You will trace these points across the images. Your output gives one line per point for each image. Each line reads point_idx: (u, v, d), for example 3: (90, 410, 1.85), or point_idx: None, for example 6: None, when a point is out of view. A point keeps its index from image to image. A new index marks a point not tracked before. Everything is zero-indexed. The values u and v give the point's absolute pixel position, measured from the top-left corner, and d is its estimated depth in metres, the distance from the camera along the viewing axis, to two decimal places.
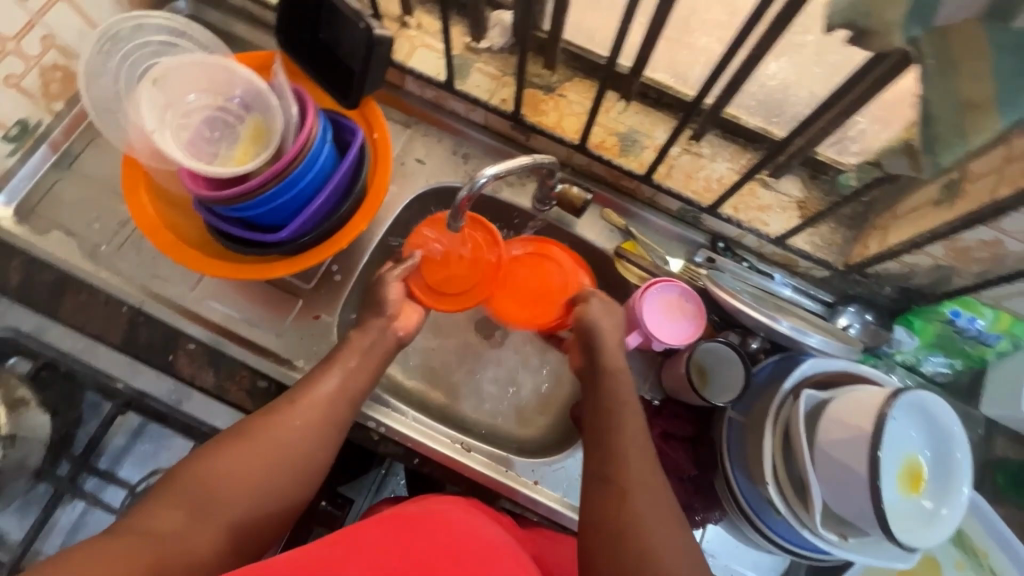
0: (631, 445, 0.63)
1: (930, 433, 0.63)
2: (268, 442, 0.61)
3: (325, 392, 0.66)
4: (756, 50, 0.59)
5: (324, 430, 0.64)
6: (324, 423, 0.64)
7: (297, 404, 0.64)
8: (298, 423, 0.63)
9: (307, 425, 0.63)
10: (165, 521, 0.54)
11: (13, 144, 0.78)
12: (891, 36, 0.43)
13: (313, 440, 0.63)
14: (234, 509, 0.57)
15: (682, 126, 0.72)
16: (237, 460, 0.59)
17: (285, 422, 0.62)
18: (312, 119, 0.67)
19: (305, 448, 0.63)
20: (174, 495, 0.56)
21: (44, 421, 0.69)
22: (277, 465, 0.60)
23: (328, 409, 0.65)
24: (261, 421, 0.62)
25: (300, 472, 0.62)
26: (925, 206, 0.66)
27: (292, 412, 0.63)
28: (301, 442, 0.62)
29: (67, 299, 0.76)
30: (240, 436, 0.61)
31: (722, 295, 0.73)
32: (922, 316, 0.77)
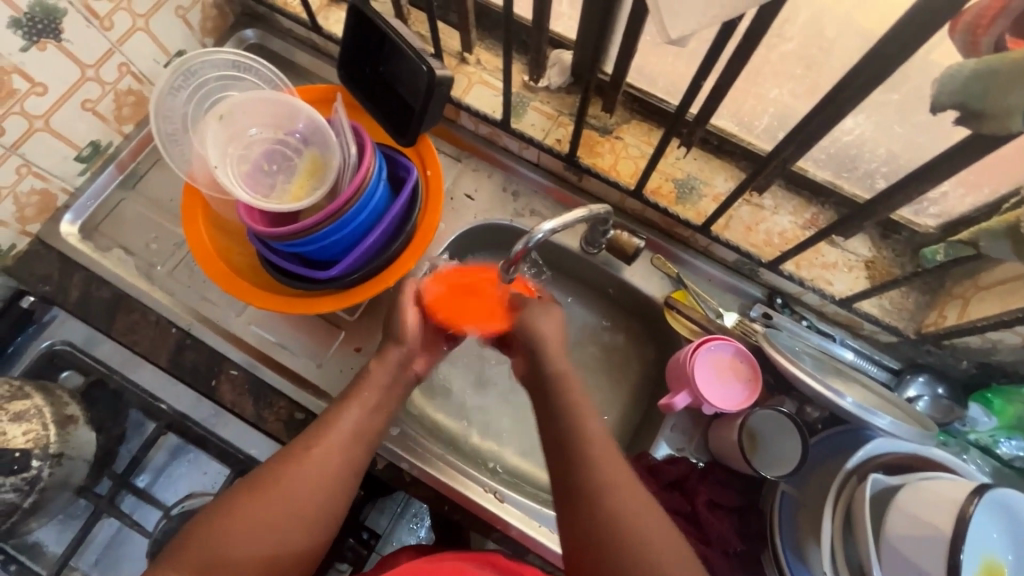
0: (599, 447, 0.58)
1: (1014, 537, 0.57)
2: (276, 489, 0.57)
3: (342, 434, 0.62)
4: (837, 110, 0.56)
5: (333, 470, 0.60)
6: (339, 464, 0.60)
7: (311, 448, 0.60)
8: (311, 472, 0.59)
9: (320, 476, 0.59)
10: None
11: (84, 164, 0.82)
12: (1009, 121, 0.38)
13: (328, 489, 0.59)
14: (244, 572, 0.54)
15: (750, 183, 0.70)
16: (244, 514, 0.55)
17: (297, 472, 0.58)
18: (369, 158, 0.66)
19: (321, 497, 0.58)
20: (187, 556, 0.54)
21: (90, 439, 0.70)
22: (295, 521, 0.57)
23: (347, 453, 0.61)
24: (274, 470, 0.58)
25: (311, 518, 0.58)
26: (1015, 282, 0.61)
27: (309, 457, 0.59)
28: (312, 483, 0.59)
29: (120, 317, 0.78)
30: (253, 487, 0.57)
31: (781, 361, 0.68)
32: (1003, 396, 0.71)
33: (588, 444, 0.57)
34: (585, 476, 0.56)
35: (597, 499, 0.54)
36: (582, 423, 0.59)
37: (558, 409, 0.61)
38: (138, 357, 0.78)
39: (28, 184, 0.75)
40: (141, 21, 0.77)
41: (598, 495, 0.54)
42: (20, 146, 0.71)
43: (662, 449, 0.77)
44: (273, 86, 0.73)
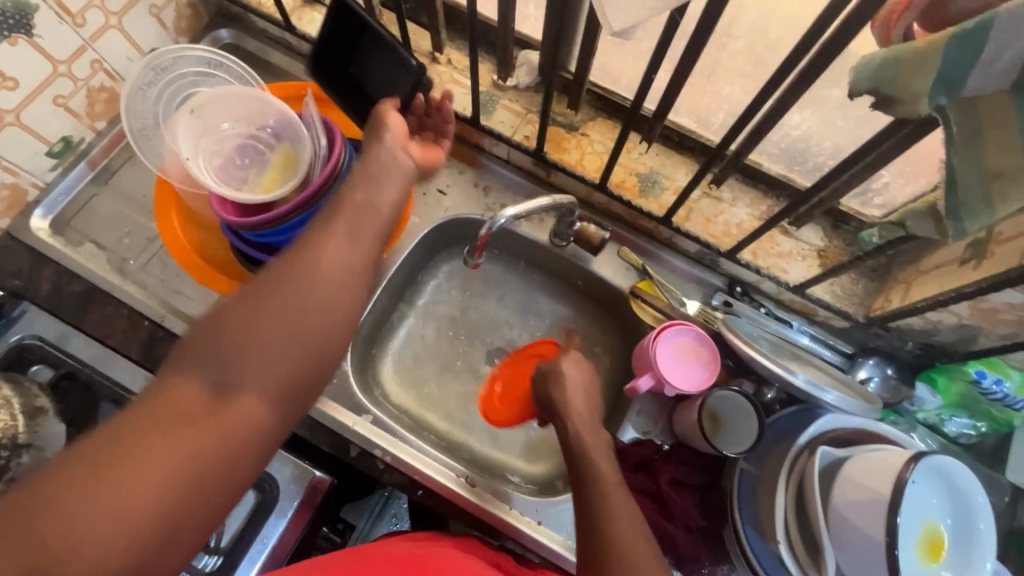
0: (613, 487, 0.57)
1: (953, 502, 0.60)
2: (284, 346, 0.45)
3: (347, 239, 0.51)
4: (780, 103, 0.60)
5: (343, 270, 0.49)
6: (341, 270, 0.49)
7: (322, 247, 0.49)
8: (322, 284, 0.47)
9: (333, 286, 0.48)
10: (165, 418, 0.40)
11: (56, 159, 0.82)
12: (917, 104, 0.40)
13: (348, 289, 0.49)
14: (262, 375, 0.43)
15: (704, 172, 0.73)
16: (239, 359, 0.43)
17: (303, 284, 0.47)
18: (338, 151, 0.68)
19: (343, 292, 0.48)
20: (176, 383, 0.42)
21: (60, 430, 0.70)
22: (317, 306, 0.47)
23: (355, 268, 0.50)
24: (270, 279, 0.47)
25: (295, 351, 0.45)
26: (950, 265, 0.66)
27: (308, 270, 0.48)
28: (310, 279, 0.47)
29: (92, 310, 0.79)
30: (250, 300, 0.46)
31: (738, 343, 0.71)
32: (945, 374, 0.75)
33: (602, 481, 0.57)
34: (600, 519, 0.54)
35: (606, 545, 0.53)
36: (598, 462, 0.59)
37: (581, 442, 0.62)
38: (110, 350, 0.78)
39: None
40: (114, 18, 0.78)
41: (610, 545, 0.53)
42: None
43: (629, 432, 0.79)
44: (245, 82, 0.75)
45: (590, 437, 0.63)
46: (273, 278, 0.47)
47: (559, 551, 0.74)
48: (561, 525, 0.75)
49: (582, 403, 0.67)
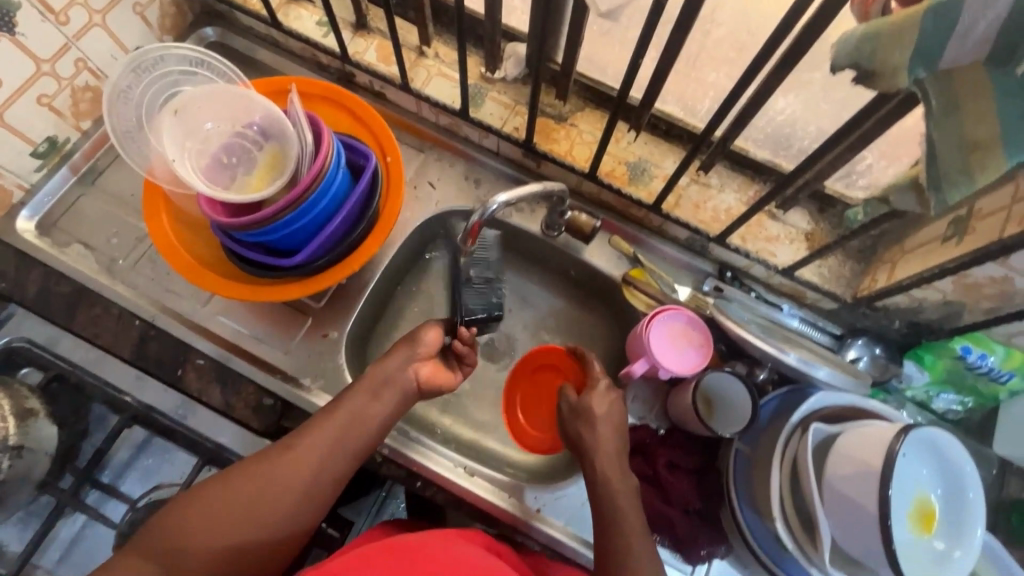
0: (623, 497, 0.64)
1: (941, 472, 0.62)
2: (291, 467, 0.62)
3: (332, 435, 0.65)
4: (764, 87, 0.61)
5: (307, 469, 0.62)
6: (310, 470, 0.62)
7: (337, 411, 0.67)
8: (311, 470, 0.62)
9: (332, 450, 0.64)
10: (192, 524, 0.57)
11: (41, 160, 0.81)
12: (897, 78, 0.41)
13: (342, 465, 0.65)
14: (265, 506, 0.60)
15: (691, 158, 0.74)
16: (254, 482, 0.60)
17: (304, 452, 0.63)
18: (327, 147, 0.67)
19: (343, 460, 0.65)
20: (207, 499, 0.59)
21: (52, 432, 0.69)
22: (321, 451, 0.64)
23: (346, 451, 0.65)
24: (286, 444, 0.63)
25: (282, 510, 0.60)
26: (933, 243, 0.67)
27: (312, 436, 0.64)
28: (281, 488, 0.61)
29: (81, 311, 0.78)
30: (274, 450, 0.63)
31: (730, 326, 0.73)
32: (933, 351, 0.76)
33: (616, 499, 0.64)
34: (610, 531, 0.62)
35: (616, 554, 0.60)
36: (610, 479, 0.65)
37: (598, 465, 0.67)
38: (100, 351, 0.77)
39: None
40: (97, 16, 0.78)
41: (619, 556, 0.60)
42: None
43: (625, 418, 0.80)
44: (228, 79, 0.73)
45: (607, 461, 0.67)
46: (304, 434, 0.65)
47: (558, 537, 0.74)
48: (560, 512, 0.76)
49: (614, 439, 0.69)
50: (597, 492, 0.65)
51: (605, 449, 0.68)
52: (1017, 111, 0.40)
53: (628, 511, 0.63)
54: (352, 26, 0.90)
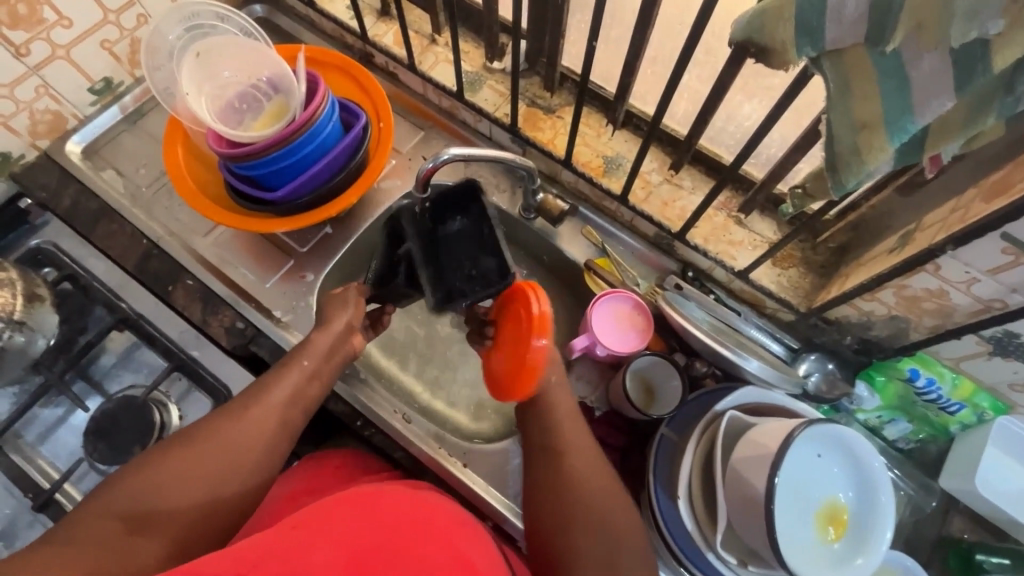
0: (567, 417, 0.67)
1: (852, 477, 0.61)
2: (227, 444, 0.63)
3: (269, 404, 0.68)
4: (717, 83, 0.65)
5: (264, 428, 0.66)
6: (264, 428, 0.66)
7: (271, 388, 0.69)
8: (246, 444, 0.64)
9: (268, 424, 0.67)
10: (106, 527, 0.55)
11: (96, 96, 0.95)
12: (787, 54, 0.44)
13: (275, 439, 0.67)
14: (198, 489, 0.60)
15: (647, 144, 0.77)
16: (185, 467, 0.60)
17: (238, 427, 0.65)
18: (319, 99, 0.75)
19: (278, 433, 0.67)
20: (122, 493, 0.57)
21: (52, 319, 0.80)
22: (256, 431, 0.66)
23: (278, 420, 0.68)
24: (215, 424, 0.65)
25: (240, 466, 0.63)
26: (882, 255, 0.68)
27: (245, 413, 0.66)
28: (240, 447, 0.64)
29: (101, 226, 0.89)
30: (199, 435, 0.64)
31: (671, 312, 0.75)
32: (883, 372, 0.75)
33: (562, 418, 0.67)
34: (553, 443, 0.66)
35: (567, 463, 0.64)
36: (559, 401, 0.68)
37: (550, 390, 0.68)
38: (110, 261, 0.88)
39: (44, 103, 0.88)
40: None
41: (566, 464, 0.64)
42: (42, 68, 0.84)
43: None
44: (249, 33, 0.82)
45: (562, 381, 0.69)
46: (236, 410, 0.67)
47: (475, 491, 0.77)
48: (484, 468, 0.78)
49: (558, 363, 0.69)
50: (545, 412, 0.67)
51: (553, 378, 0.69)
52: (895, 93, 0.42)
53: (569, 425, 0.67)
54: (376, 12, 1.00)
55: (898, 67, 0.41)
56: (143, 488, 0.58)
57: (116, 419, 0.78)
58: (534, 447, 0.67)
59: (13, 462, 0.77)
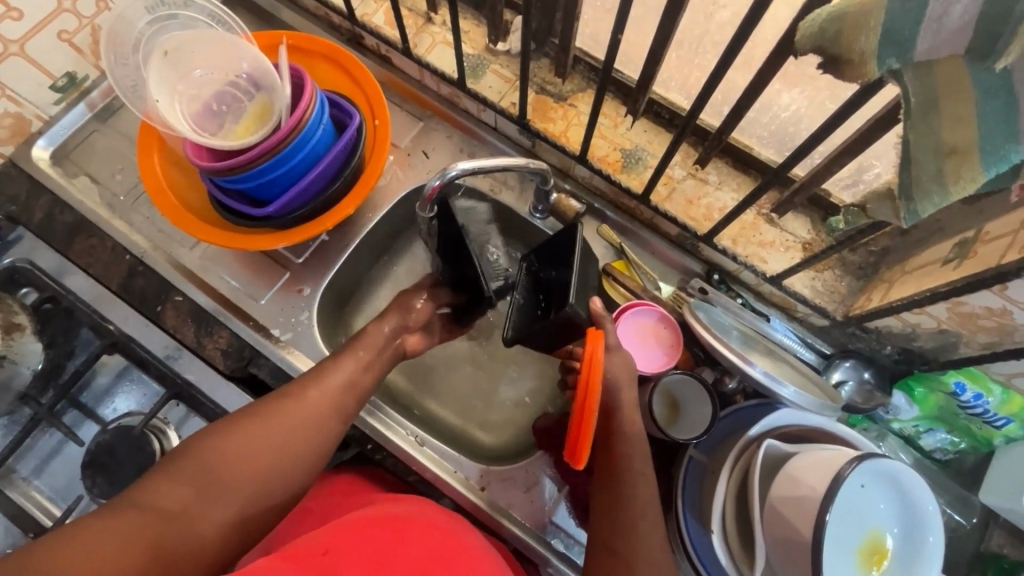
0: (633, 440, 0.62)
1: (900, 510, 0.58)
2: (288, 426, 0.61)
3: (331, 383, 0.66)
4: (758, 78, 0.57)
5: (322, 416, 0.63)
6: (324, 410, 0.64)
7: (331, 373, 0.66)
8: (304, 428, 0.62)
9: (327, 407, 0.64)
10: (172, 496, 0.53)
11: (59, 94, 0.86)
12: (867, 66, 0.37)
13: (332, 422, 0.64)
14: (261, 468, 0.58)
15: (678, 144, 0.69)
16: (247, 444, 0.58)
17: (300, 407, 0.62)
18: (307, 99, 0.67)
19: (338, 417, 0.65)
20: (186, 465, 0.56)
21: (35, 348, 0.75)
22: (317, 415, 0.63)
23: (337, 402, 0.65)
24: (276, 403, 0.62)
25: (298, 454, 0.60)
26: (935, 265, 0.61)
27: (303, 395, 0.63)
28: (300, 432, 0.61)
29: (77, 240, 0.83)
30: (260, 413, 0.61)
31: (698, 329, 0.69)
32: (924, 383, 0.71)
33: (626, 438, 0.62)
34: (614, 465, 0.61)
35: (623, 489, 0.60)
36: (628, 422, 0.63)
37: (620, 403, 0.64)
38: (92, 280, 0.81)
39: None
40: None
41: (626, 489, 0.60)
42: None
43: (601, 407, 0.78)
44: (218, 21, 0.73)
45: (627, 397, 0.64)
46: (295, 391, 0.64)
47: (496, 516, 0.74)
48: (502, 492, 0.75)
49: (632, 390, 0.65)
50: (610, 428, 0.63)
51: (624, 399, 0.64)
52: (997, 114, 0.36)
53: (633, 448, 0.62)
54: None
55: None
56: (206, 461, 0.56)
57: (114, 452, 0.74)
58: (597, 543, 0.59)
59: (10, 499, 0.74)
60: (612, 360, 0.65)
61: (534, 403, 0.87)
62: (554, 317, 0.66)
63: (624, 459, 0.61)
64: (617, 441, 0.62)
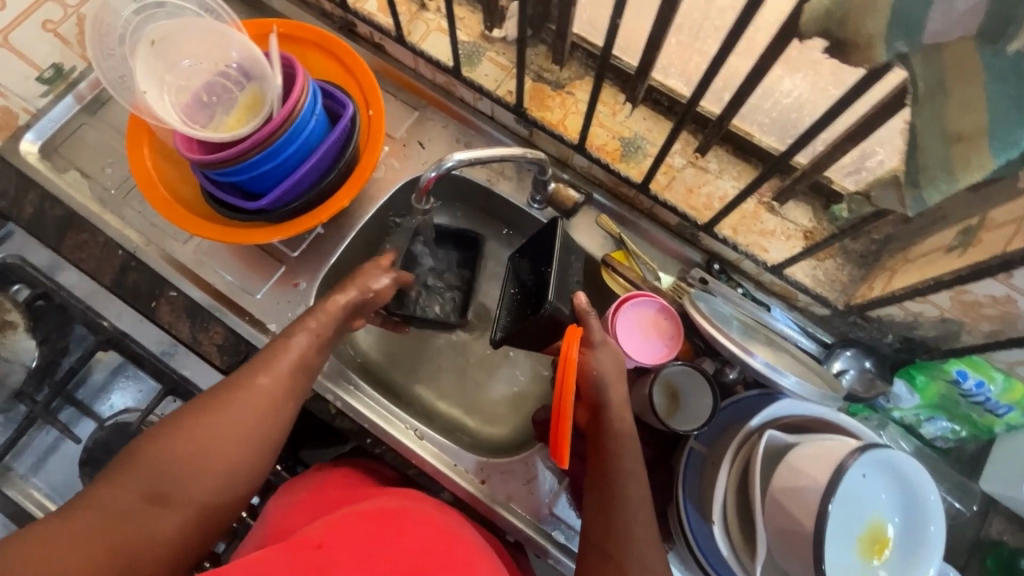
0: (623, 438, 0.62)
1: (901, 499, 0.57)
2: (238, 416, 0.58)
3: (282, 367, 0.62)
4: (760, 63, 0.56)
5: (274, 403, 0.60)
6: (276, 396, 0.61)
7: (279, 356, 0.63)
8: (255, 417, 0.59)
9: (278, 391, 0.61)
10: (120, 503, 0.51)
11: (47, 86, 0.85)
12: (874, 50, 0.37)
13: (284, 406, 0.61)
14: (214, 464, 0.55)
15: (678, 132, 0.68)
16: (195, 442, 0.55)
17: (248, 396, 0.59)
18: (299, 89, 0.66)
19: (288, 400, 0.61)
20: (132, 469, 0.53)
21: (30, 346, 0.75)
22: (267, 402, 0.60)
23: (290, 385, 0.62)
24: (223, 395, 0.59)
25: (253, 442, 0.58)
26: (937, 252, 0.60)
27: (252, 383, 0.60)
28: (251, 422, 0.58)
29: (69, 236, 0.80)
30: (205, 406, 0.57)
31: (699, 320, 0.68)
32: (925, 372, 0.71)
33: (615, 436, 0.62)
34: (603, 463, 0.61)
35: (613, 486, 0.59)
36: (616, 420, 0.63)
37: (607, 401, 0.63)
38: (85, 276, 0.80)
39: None
40: None
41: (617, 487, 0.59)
42: None
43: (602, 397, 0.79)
44: (207, 9, 0.71)
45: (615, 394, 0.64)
46: (241, 379, 0.60)
47: (496, 509, 0.74)
48: (503, 485, 0.75)
49: (620, 387, 0.64)
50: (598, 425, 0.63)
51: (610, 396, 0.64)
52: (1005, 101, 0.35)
53: (624, 446, 0.61)
54: None
55: (1019, 66, 0.33)
56: (153, 464, 0.53)
57: (112, 449, 0.73)
58: (591, 544, 0.58)
59: (9, 497, 0.74)
60: (599, 357, 0.65)
61: (534, 395, 0.87)
62: (538, 315, 0.68)
63: (615, 460, 0.60)
64: (609, 440, 0.62)
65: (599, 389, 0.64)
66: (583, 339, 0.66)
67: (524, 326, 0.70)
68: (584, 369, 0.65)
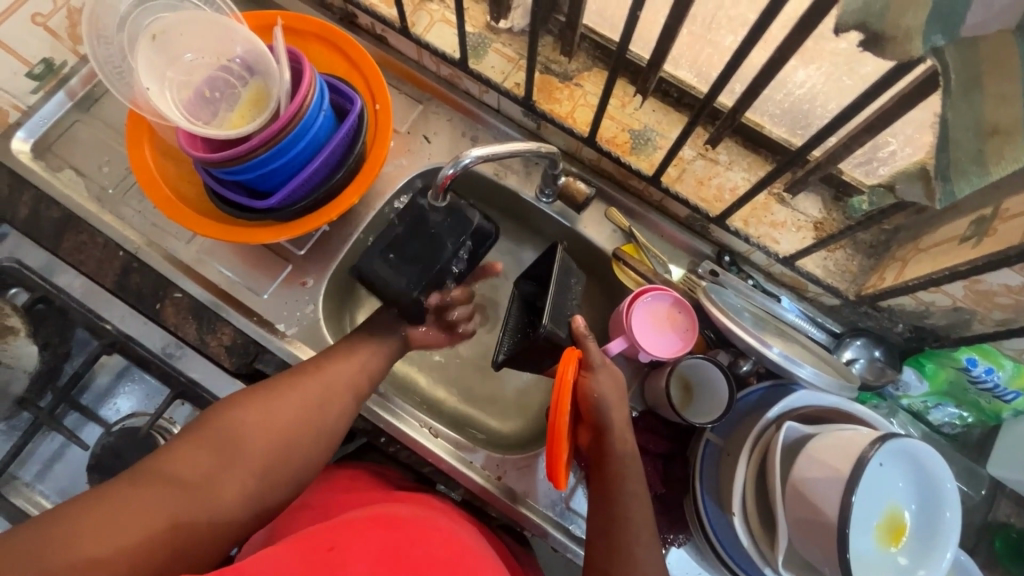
0: (626, 457, 0.62)
1: (918, 486, 0.58)
2: (305, 394, 0.62)
3: (346, 360, 0.67)
4: (780, 53, 0.55)
5: (338, 390, 0.65)
6: (341, 383, 0.65)
7: (342, 351, 0.68)
8: (321, 399, 0.63)
9: (344, 381, 0.66)
10: (192, 462, 0.54)
11: (37, 82, 0.81)
12: (911, 44, 0.37)
13: (348, 395, 0.65)
14: (282, 436, 0.59)
15: (692, 125, 0.67)
16: (266, 413, 0.59)
17: (316, 380, 0.64)
18: (306, 85, 0.64)
19: (351, 389, 0.66)
20: (206, 434, 0.56)
21: (31, 351, 0.72)
22: (332, 387, 0.64)
23: (352, 375, 0.66)
24: (292, 376, 0.63)
25: (316, 425, 0.61)
26: (950, 242, 0.60)
27: (319, 370, 0.65)
28: (317, 404, 0.62)
29: (67, 237, 0.78)
30: (276, 385, 0.62)
31: (713, 311, 0.68)
32: (934, 359, 0.72)
33: (618, 458, 0.62)
34: (609, 480, 0.61)
35: (618, 504, 0.59)
36: (621, 440, 0.63)
37: (610, 424, 0.63)
38: (84, 278, 0.77)
39: None
40: None
41: (619, 504, 0.59)
42: None
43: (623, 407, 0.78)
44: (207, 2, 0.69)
45: (617, 418, 0.63)
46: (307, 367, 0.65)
47: (514, 506, 0.74)
48: (520, 481, 0.75)
49: (624, 410, 0.64)
50: (603, 444, 0.63)
51: (613, 418, 0.63)
52: None
53: (628, 468, 0.61)
54: None
55: None
56: (224, 429, 0.57)
57: (120, 455, 0.72)
58: (597, 546, 0.59)
59: (14, 506, 0.72)
60: (598, 378, 0.64)
61: (545, 390, 0.87)
62: (533, 337, 0.67)
63: (618, 480, 0.60)
64: (610, 460, 0.62)
65: (602, 413, 0.63)
66: (582, 362, 0.66)
67: (524, 347, 0.69)
68: (583, 391, 0.64)
